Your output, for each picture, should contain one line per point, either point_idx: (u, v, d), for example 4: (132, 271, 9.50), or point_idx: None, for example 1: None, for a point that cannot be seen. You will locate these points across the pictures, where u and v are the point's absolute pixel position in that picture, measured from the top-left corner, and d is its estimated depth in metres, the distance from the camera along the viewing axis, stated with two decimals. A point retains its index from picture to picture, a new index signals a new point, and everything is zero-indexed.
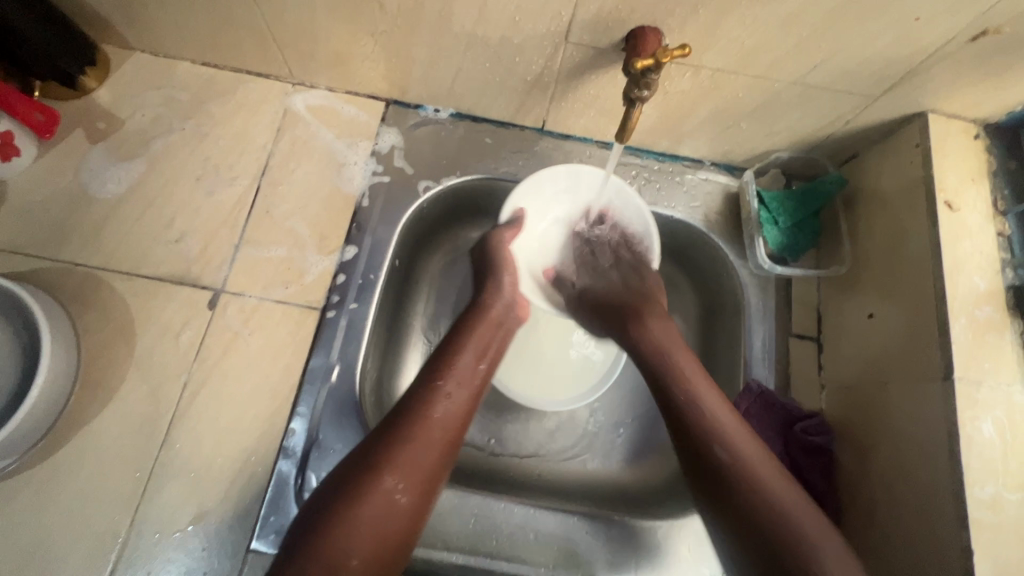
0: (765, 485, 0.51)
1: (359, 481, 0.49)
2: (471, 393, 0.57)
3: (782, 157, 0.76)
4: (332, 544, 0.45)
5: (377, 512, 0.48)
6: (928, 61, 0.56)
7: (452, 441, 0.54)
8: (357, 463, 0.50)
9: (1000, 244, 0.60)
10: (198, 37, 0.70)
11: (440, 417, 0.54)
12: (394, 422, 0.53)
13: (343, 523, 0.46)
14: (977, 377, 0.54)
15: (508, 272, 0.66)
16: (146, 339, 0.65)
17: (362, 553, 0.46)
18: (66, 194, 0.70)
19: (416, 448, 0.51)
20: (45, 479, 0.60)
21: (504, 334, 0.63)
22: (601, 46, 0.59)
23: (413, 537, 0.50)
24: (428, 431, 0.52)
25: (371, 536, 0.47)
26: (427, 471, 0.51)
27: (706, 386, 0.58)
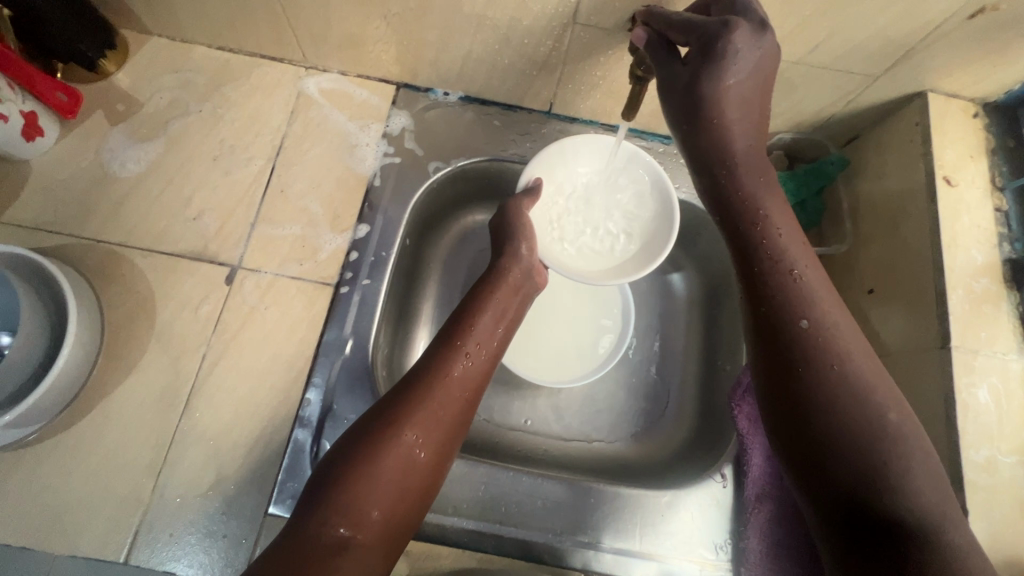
0: (846, 367, 0.49)
1: (381, 435, 0.51)
2: (487, 356, 0.60)
3: (785, 139, 0.77)
4: (356, 495, 0.48)
5: (399, 467, 0.50)
6: (928, 40, 0.57)
7: (469, 401, 0.57)
8: (378, 419, 0.52)
9: (998, 219, 0.61)
10: (214, 21, 0.72)
11: (459, 377, 0.56)
12: (414, 381, 0.55)
13: (367, 474, 0.49)
14: (974, 346, 0.56)
15: (526, 240, 0.65)
16: (165, 312, 0.67)
17: (383, 505, 0.49)
18: (87, 173, 0.72)
19: (436, 405, 0.54)
20: (70, 445, 0.62)
21: (522, 299, 0.66)
22: (608, 27, 0.61)
23: (431, 491, 0.53)
24: (446, 390, 0.55)
25: (393, 487, 0.50)
26: (445, 428, 0.54)
27: (801, 255, 0.54)
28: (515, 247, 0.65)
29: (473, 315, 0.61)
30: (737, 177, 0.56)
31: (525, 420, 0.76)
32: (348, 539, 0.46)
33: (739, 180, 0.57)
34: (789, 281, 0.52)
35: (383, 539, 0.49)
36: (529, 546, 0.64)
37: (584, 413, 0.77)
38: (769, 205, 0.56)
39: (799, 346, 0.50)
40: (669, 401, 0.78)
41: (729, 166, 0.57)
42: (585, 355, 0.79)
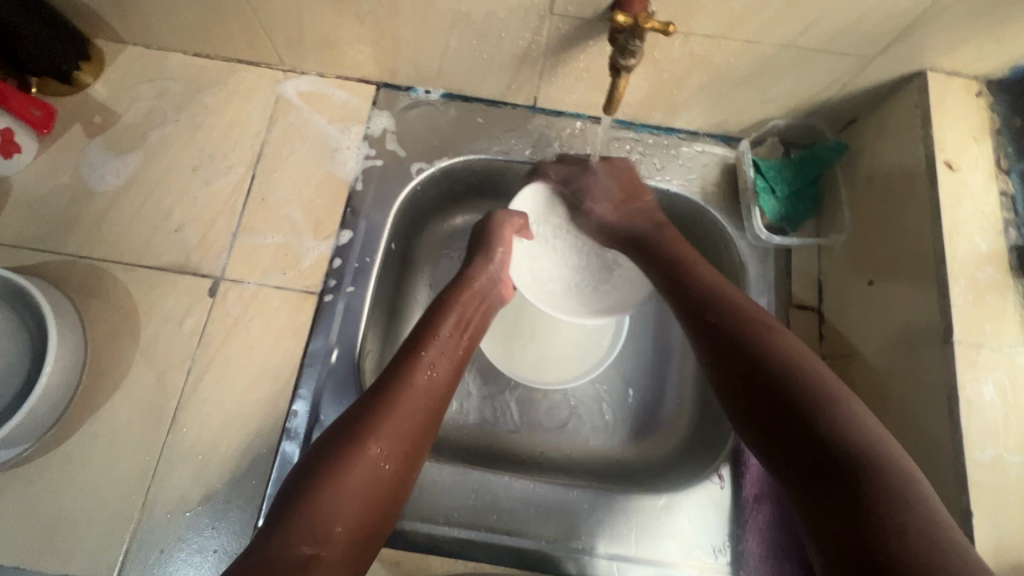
0: (803, 368, 0.50)
1: (346, 450, 0.50)
2: (451, 366, 0.59)
3: (779, 125, 0.74)
4: (322, 511, 0.46)
5: (364, 480, 0.49)
6: (925, 17, 0.54)
7: (434, 410, 0.56)
8: (342, 433, 0.51)
9: (1003, 203, 0.58)
10: (187, 27, 0.71)
11: (422, 387, 0.56)
12: (378, 392, 0.54)
13: (331, 488, 0.47)
14: (978, 340, 0.53)
15: (502, 247, 0.67)
16: (149, 327, 0.67)
17: (348, 521, 0.47)
18: (67, 188, 0.71)
19: (400, 416, 0.53)
20: (59, 464, 0.62)
21: (485, 308, 0.66)
22: (587, 17, 0.58)
23: (396, 506, 0.52)
24: (411, 401, 0.54)
25: (358, 502, 0.48)
26: (407, 441, 0.53)
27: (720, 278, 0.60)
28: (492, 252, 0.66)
29: (434, 324, 0.61)
30: (700, 282, 0.59)
31: (518, 423, 0.75)
32: (313, 556, 0.44)
33: (692, 265, 0.62)
34: (744, 318, 0.55)
35: (348, 554, 0.47)
36: (523, 554, 0.63)
37: (579, 414, 0.76)
38: (712, 279, 0.60)
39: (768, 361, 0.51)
40: (665, 400, 0.76)
41: (677, 271, 0.62)
42: (579, 352, 0.78)
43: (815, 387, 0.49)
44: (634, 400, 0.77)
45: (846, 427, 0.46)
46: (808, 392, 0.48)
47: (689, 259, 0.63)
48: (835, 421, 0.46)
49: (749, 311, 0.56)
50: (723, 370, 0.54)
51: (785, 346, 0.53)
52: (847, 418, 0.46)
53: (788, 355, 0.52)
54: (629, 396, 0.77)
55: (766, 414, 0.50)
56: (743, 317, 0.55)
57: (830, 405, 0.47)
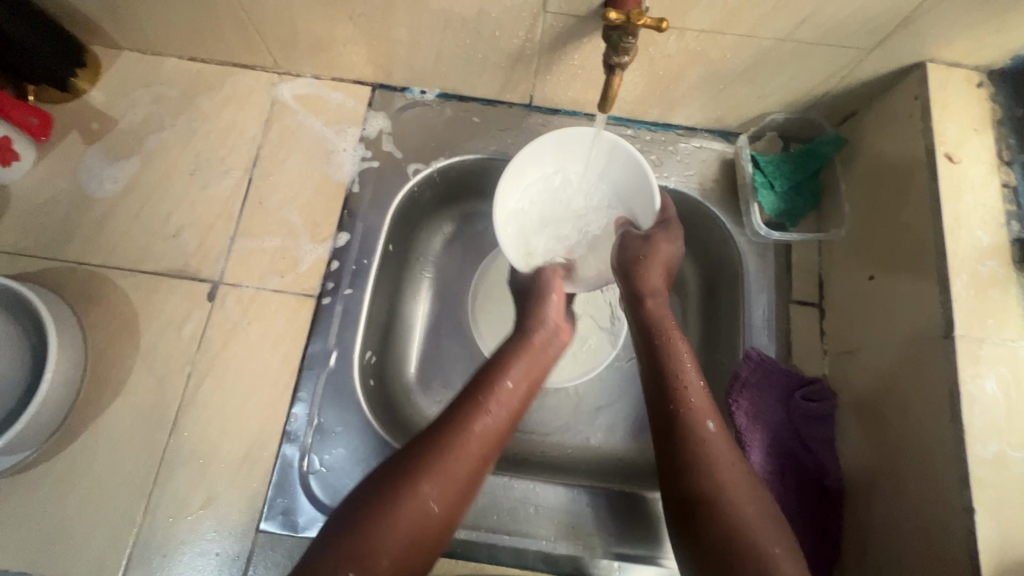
0: (698, 430, 0.55)
1: (396, 487, 0.50)
2: (511, 413, 0.58)
3: (778, 120, 0.73)
4: (368, 546, 0.47)
5: (412, 519, 0.49)
6: (923, 8, 0.53)
7: (489, 456, 0.55)
8: (396, 473, 0.51)
9: (1005, 196, 0.57)
10: (182, 32, 0.71)
11: (478, 433, 0.55)
12: (435, 434, 0.54)
13: (382, 527, 0.48)
14: (980, 335, 0.52)
15: (555, 292, 0.67)
16: (149, 332, 0.67)
17: (393, 556, 0.48)
18: (66, 195, 0.71)
19: (453, 459, 0.52)
20: (62, 470, 0.62)
21: (548, 357, 0.64)
22: (580, 14, 0.58)
23: (441, 543, 0.51)
24: (465, 447, 0.53)
25: (405, 539, 0.48)
26: (458, 484, 0.52)
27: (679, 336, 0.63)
28: (549, 298, 0.66)
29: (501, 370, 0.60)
30: (677, 377, 0.59)
31: (519, 423, 0.75)
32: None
33: (676, 355, 0.61)
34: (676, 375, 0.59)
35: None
36: (523, 554, 0.62)
37: (578, 412, 0.76)
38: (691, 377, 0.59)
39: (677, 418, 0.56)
40: None
41: (668, 361, 0.61)
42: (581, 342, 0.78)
43: (725, 486, 0.52)
44: (635, 399, 0.76)
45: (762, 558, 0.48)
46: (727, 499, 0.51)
47: (676, 352, 0.61)
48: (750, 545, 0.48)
49: (677, 364, 0.60)
50: (663, 458, 0.56)
51: (723, 459, 0.54)
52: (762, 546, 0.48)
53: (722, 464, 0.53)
54: (630, 395, 0.76)
55: (672, 496, 0.54)
56: (697, 411, 0.56)
57: (738, 517, 0.50)
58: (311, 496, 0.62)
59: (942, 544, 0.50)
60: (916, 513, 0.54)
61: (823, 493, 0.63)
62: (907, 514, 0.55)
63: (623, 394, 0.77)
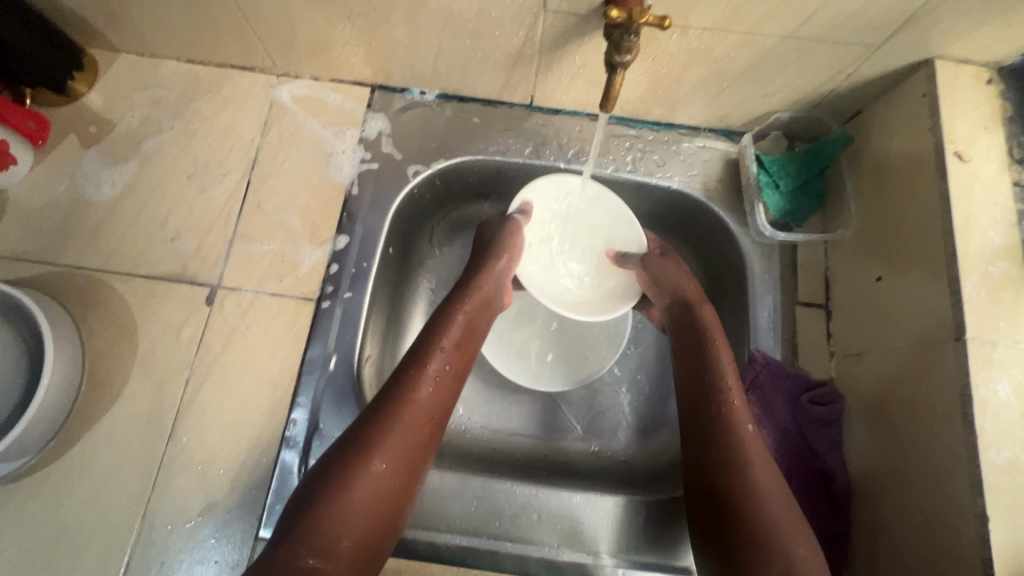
0: (744, 458, 0.53)
1: (350, 463, 0.49)
2: (454, 376, 0.58)
3: (782, 118, 0.72)
4: (326, 525, 0.46)
5: (368, 494, 0.49)
6: (932, 3, 0.52)
7: (439, 418, 0.56)
8: (348, 445, 0.51)
9: (1017, 195, 0.56)
10: (179, 34, 0.70)
11: (425, 399, 0.54)
12: (382, 406, 0.53)
13: (337, 502, 0.47)
14: (992, 337, 0.51)
15: (506, 255, 0.65)
16: (147, 337, 0.67)
17: (354, 534, 0.47)
18: (63, 199, 0.71)
19: (402, 428, 0.52)
20: (59, 477, 0.61)
21: (489, 314, 0.64)
22: (581, 13, 0.57)
23: (403, 514, 0.51)
24: (413, 414, 0.53)
25: (365, 515, 0.48)
26: (411, 452, 0.52)
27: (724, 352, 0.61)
28: (495, 264, 0.65)
29: (439, 331, 0.59)
30: (717, 382, 0.58)
31: (522, 427, 0.74)
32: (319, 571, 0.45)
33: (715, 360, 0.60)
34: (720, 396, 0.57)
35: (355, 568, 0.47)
36: (526, 561, 0.61)
37: (582, 417, 0.75)
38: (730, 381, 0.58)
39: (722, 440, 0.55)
40: (670, 402, 0.75)
41: (708, 364, 0.60)
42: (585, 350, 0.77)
43: (768, 521, 0.49)
44: (638, 403, 0.75)
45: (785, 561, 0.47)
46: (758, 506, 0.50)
47: (719, 369, 0.59)
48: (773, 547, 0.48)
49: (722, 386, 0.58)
50: (693, 458, 0.56)
51: (757, 465, 0.53)
52: (786, 547, 0.48)
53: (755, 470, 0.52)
54: (634, 398, 0.76)
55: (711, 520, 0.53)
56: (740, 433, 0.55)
57: (764, 521, 0.50)
58: None
59: (955, 552, 0.49)
60: (927, 519, 0.52)
61: (830, 498, 0.62)
62: (917, 521, 0.54)
63: (626, 397, 0.76)
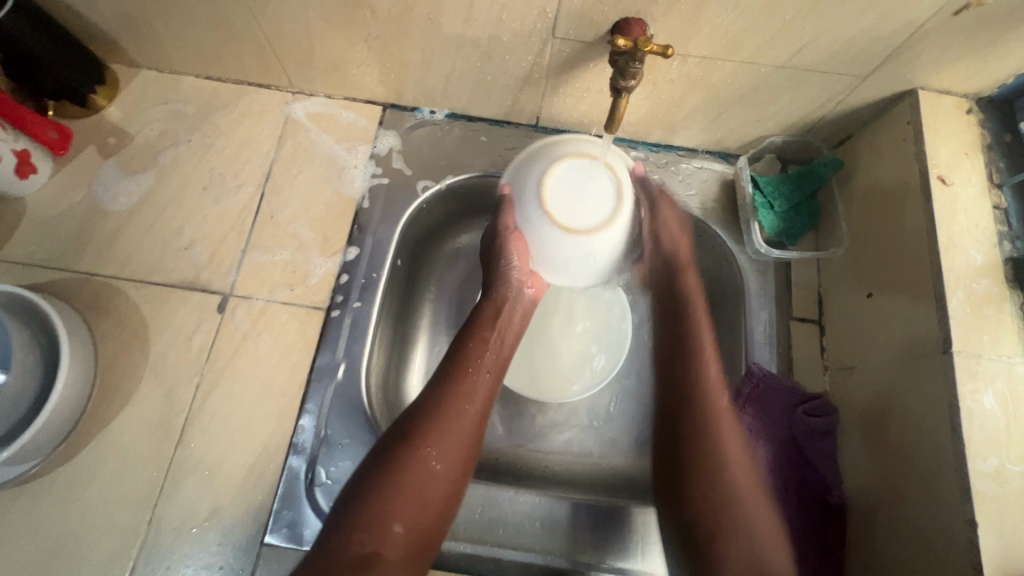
0: (728, 466, 0.59)
1: (403, 452, 0.54)
2: (494, 371, 0.62)
3: (776, 143, 0.76)
4: (378, 514, 0.51)
5: (418, 482, 0.53)
6: (913, 38, 0.56)
7: (482, 414, 0.59)
8: (398, 440, 0.55)
9: (996, 217, 0.59)
10: (201, 52, 0.73)
11: (470, 392, 0.59)
12: (429, 400, 0.58)
13: (393, 493, 0.52)
14: (977, 350, 0.54)
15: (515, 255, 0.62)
16: (159, 343, 0.68)
17: (404, 520, 0.52)
18: (80, 208, 0.73)
19: (449, 421, 0.57)
20: (67, 480, 0.62)
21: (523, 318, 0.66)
22: (588, 40, 0.60)
23: (454, 500, 0.56)
24: (459, 405, 0.58)
25: (413, 501, 0.53)
26: (458, 443, 0.56)
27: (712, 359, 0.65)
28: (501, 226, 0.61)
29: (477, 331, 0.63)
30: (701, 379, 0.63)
31: (523, 436, 0.75)
32: (373, 554, 0.50)
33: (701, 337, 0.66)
34: (707, 406, 0.62)
35: (407, 552, 0.52)
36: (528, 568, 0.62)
37: (583, 428, 0.76)
38: (699, 335, 0.66)
39: (704, 444, 0.60)
40: None
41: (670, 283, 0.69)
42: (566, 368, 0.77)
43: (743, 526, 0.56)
44: (639, 416, 0.77)
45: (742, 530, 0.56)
46: (721, 461, 0.59)
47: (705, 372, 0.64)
48: (713, 496, 0.58)
49: (704, 391, 0.62)
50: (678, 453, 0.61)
51: (740, 464, 0.60)
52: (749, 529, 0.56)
53: (716, 416, 0.61)
54: (634, 411, 0.77)
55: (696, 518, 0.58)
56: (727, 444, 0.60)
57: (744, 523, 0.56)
58: (317, 508, 0.62)
59: (943, 558, 0.51)
60: (917, 526, 0.54)
61: (826, 508, 0.64)
62: (909, 529, 0.55)
63: (628, 409, 0.77)
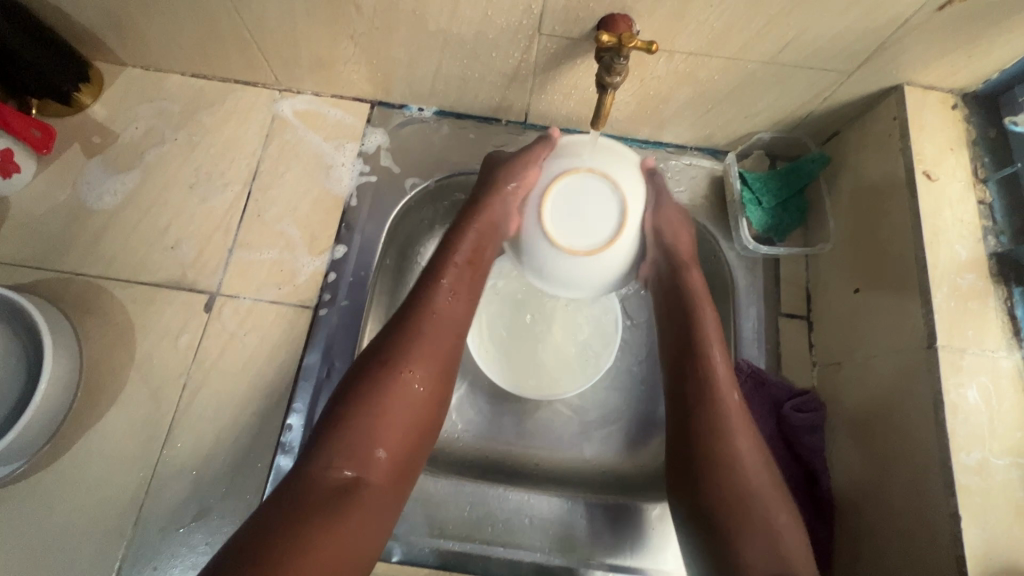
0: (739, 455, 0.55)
1: (378, 375, 0.53)
2: (470, 291, 0.61)
3: (764, 139, 0.76)
4: (358, 437, 0.50)
5: (398, 403, 0.52)
6: (898, 34, 0.56)
7: (457, 334, 0.58)
8: (372, 364, 0.54)
9: (982, 212, 0.60)
10: (186, 49, 0.73)
11: (446, 311, 0.58)
12: (401, 321, 0.56)
13: (370, 414, 0.51)
14: (962, 345, 0.54)
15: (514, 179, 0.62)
16: (145, 343, 0.67)
17: (388, 445, 0.51)
18: (65, 207, 0.72)
19: (427, 342, 0.56)
20: (53, 481, 0.62)
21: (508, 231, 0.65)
22: (574, 36, 0.60)
23: (434, 420, 0.55)
24: (435, 326, 0.57)
25: (394, 424, 0.52)
26: (436, 364, 0.55)
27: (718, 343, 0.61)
28: (504, 188, 0.62)
29: (449, 249, 0.61)
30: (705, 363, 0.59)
31: (513, 434, 0.75)
32: (357, 479, 0.49)
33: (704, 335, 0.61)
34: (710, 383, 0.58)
35: (394, 475, 0.51)
36: (517, 566, 0.62)
37: (574, 424, 0.76)
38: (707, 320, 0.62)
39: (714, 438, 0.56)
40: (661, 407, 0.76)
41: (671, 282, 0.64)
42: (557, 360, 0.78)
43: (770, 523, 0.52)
44: (629, 413, 0.77)
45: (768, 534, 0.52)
46: (736, 449, 0.55)
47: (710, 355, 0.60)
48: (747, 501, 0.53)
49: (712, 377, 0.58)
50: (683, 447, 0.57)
51: (751, 457, 0.55)
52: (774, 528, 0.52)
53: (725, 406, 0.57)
54: (624, 408, 0.77)
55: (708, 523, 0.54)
56: (729, 430, 0.56)
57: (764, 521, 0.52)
58: None
59: (928, 551, 0.51)
60: (903, 520, 0.55)
61: (813, 503, 0.64)
62: (896, 523, 0.56)
63: (618, 406, 0.77)
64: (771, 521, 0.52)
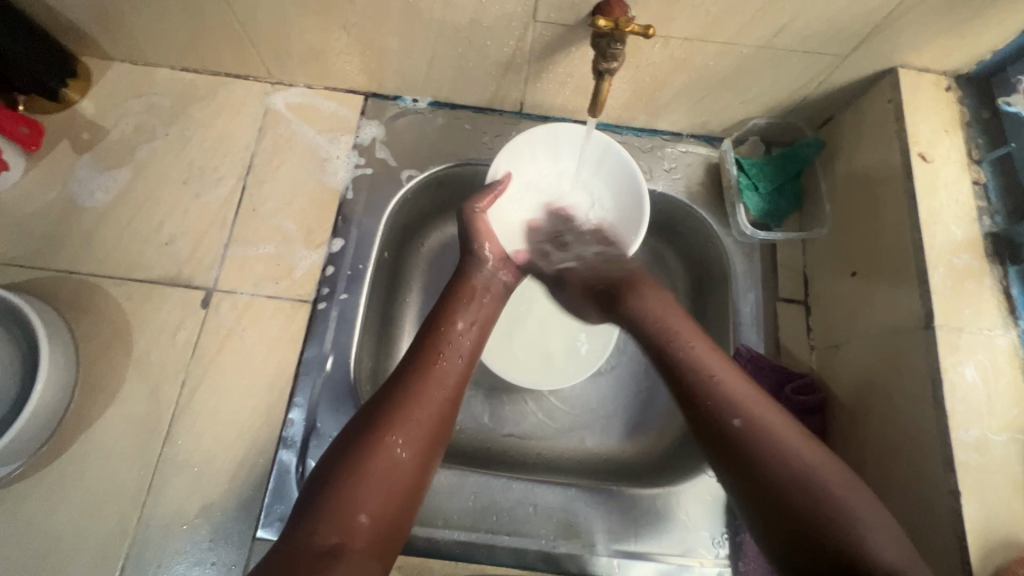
0: (721, 391, 0.52)
1: (367, 438, 0.50)
2: (465, 356, 0.59)
3: (760, 124, 0.76)
4: (346, 503, 0.47)
5: (383, 470, 0.49)
6: (893, 16, 0.56)
7: (449, 399, 0.56)
8: (359, 429, 0.51)
9: (976, 192, 0.60)
10: (176, 42, 0.71)
11: (438, 375, 0.56)
12: (390, 389, 0.55)
13: (352, 479, 0.48)
14: (959, 324, 0.55)
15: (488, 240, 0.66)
16: (142, 340, 0.67)
17: (370, 510, 0.48)
18: (55, 205, 0.71)
19: (417, 406, 0.53)
20: (52, 480, 0.61)
21: (493, 299, 0.66)
22: (569, 23, 0.60)
23: (422, 486, 0.52)
24: (428, 389, 0.55)
25: (379, 493, 0.48)
26: (425, 428, 0.53)
27: (676, 316, 0.59)
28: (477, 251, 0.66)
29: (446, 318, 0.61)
30: (667, 331, 0.57)
31: (514, 425, 0.75)
32: (340, 545, 0.45)
33: (712, 373, 0.53)
34: (686, 354, 0.55)
35: (374, 544, 0.47)
36: (523, 554, 0.63)
37: (574, 413, 0.76)
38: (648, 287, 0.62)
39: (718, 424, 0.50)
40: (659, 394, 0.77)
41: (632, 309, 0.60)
42: (545, 356, 0.78)
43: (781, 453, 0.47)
44: (628, 401, 0.77)
45: (799, 483, 0.45)
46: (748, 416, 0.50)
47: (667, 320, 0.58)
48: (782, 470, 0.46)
49: (686, 354, 0.55)
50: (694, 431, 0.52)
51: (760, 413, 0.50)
52: (791, 464, 0.47)
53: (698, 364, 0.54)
54: (623, 396, 0.77)
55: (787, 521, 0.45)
56: (726, 407, 0.50)
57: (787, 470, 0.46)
58: None
59: (930, 527, 0.52)
60: (905, 498, 0.55)
61: None
62: (897, 500, 0.56)
63: (617, 394, 0.77)
64: (778, 444, 0.48)
